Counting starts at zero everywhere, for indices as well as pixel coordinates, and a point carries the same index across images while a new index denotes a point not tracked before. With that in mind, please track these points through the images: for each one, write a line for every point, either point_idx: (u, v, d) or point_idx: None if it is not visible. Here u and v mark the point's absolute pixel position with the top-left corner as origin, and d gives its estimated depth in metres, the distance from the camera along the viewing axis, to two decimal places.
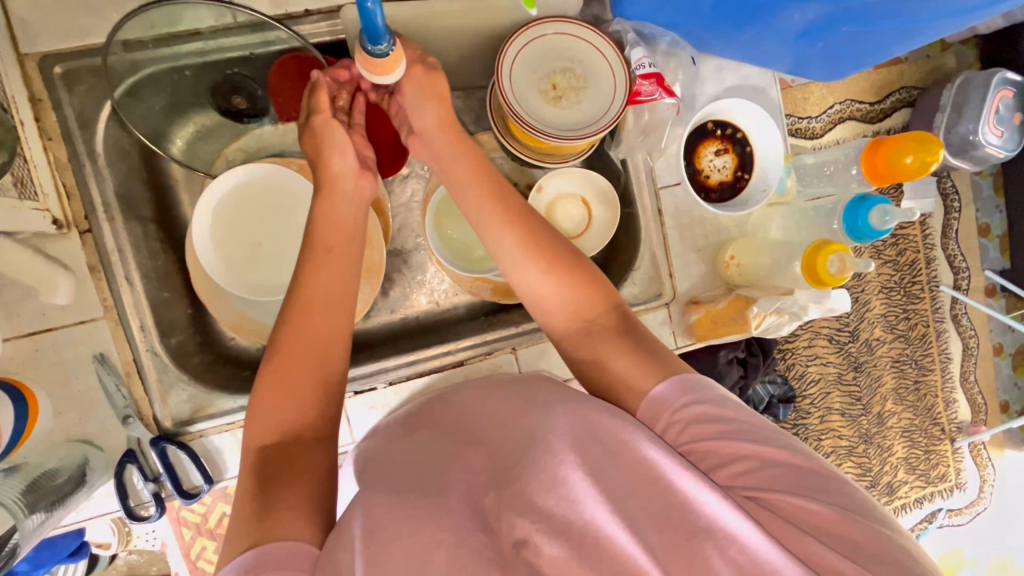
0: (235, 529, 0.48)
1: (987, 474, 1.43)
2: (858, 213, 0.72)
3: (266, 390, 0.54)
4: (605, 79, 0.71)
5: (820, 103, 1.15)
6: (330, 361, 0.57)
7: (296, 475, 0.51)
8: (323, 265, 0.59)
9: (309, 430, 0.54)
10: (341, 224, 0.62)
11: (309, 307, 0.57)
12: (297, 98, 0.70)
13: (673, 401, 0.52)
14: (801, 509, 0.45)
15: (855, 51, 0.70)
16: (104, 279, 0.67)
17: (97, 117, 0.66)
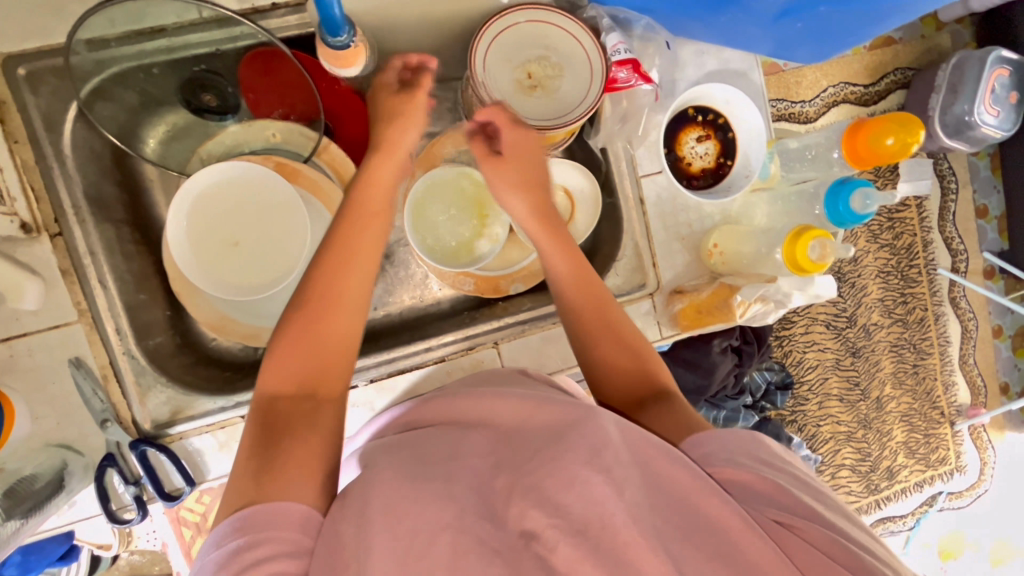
0: (238, 479, 0.49)
1: (986, 457, 1.43)
2: (840, 197, 0.71)
3: (288, 341, 0.57)
4: (582, 66, 0.70)
5: (814, 87, 1.14)
6: (352, 320, 0.59)
7: (306, 427, 0.53)
8: (365, 226, 0.62)
9: (324, 387, 0.56)
10: (380, 187, 0.65)
11: (345, 265, 0.60)
12: (275, 93, 0.71)
13: (709, 444, 0.52)
14: (829, 544, 0.45)
15: (838, 32, 0.69)
16: (76, 282, 0.66)
17: (64, 118, 0.65)
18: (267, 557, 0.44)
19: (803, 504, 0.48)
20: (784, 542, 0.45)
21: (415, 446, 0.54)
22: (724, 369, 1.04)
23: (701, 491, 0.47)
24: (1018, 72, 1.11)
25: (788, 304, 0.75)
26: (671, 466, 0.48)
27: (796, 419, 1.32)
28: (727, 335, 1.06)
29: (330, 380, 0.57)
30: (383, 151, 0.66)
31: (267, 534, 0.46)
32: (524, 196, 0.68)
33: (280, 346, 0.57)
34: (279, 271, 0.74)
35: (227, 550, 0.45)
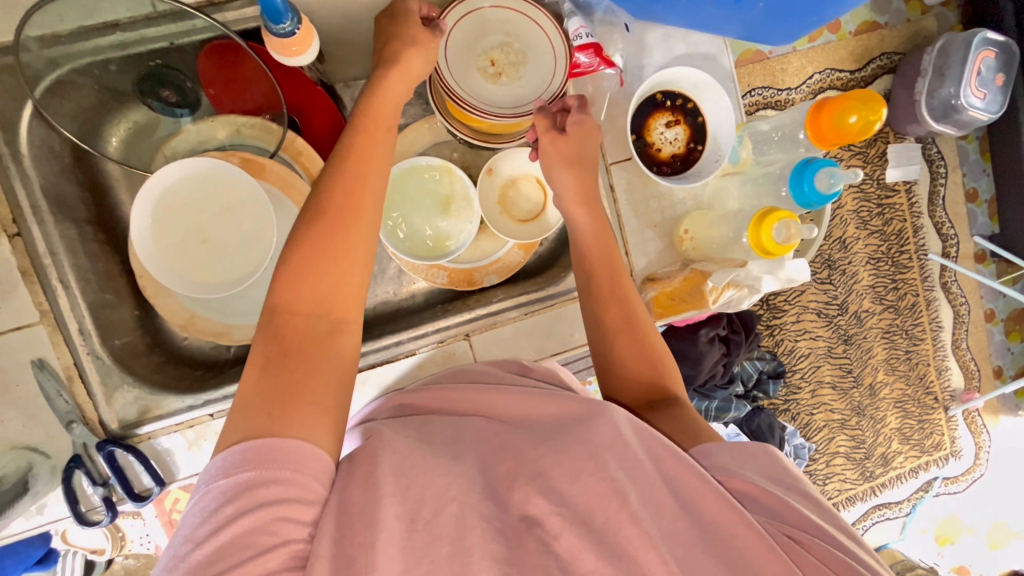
0: (246, 403, 0.45)
1: (982, 441, 1.42)
2: (803, 178, 0.70)
3: (303, 249, 0.51)
4: (545, 52, 0.69)
5: (799, 73, 1.13)
6: (371, 239, 0.54)
7: (319, 352, 0.48)
8: (377, 140, 0.57)
9: (342, 310, 0.51)
10: (387, 107, 0.59)
11: (360, 187, 0.54)
12: (233, 86, 0.70)
13: (720, 454, 0.51)
14: (838, 563, 0.44)
15: (802, 10, 0.68)
16: (38, 283, 0.66)
17: (19, 117, 0.65)
18: (281, 499, 0.42)
19: (812, 520, 0.46)
20: (794, 557, 0.44)
21: (414, 432, 0.54)
22: (712, 358, 1.04)
23: (707, 497, 0.46)
24: (1004, 53, 1.09)
25: (761, 288, 0.75)
26: (683, 470, 0.47)
27: (790, 408, 1.32)
28: (713, 323, 1.05)
29: (345, 302, 0.51)
30: (396, 69, 0.59)
31: (284, 473, 0.43)
32: (576, 174, 0.67)
33: (294, 255, 0.51)
34: (246, 270, 0.72)
35: (236, 481, 0.42)
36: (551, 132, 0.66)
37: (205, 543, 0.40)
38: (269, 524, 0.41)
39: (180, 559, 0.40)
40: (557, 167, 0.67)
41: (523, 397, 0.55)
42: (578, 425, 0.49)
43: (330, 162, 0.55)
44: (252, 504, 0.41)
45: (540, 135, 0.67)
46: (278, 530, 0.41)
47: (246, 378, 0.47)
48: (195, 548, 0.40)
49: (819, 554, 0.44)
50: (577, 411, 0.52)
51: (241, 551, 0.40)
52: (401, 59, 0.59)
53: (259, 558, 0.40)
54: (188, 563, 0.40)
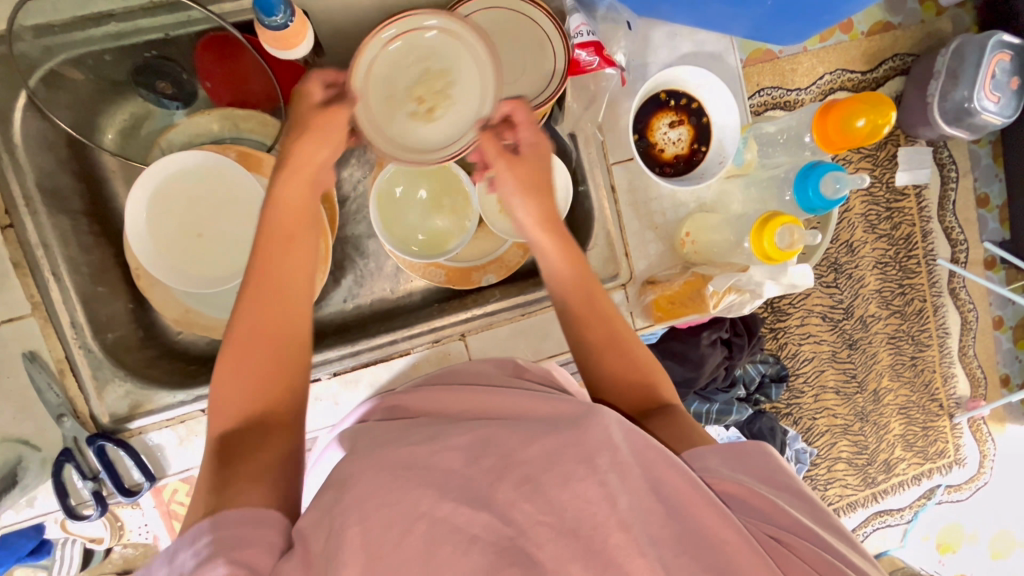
0: (196, 500, 0.49)
1: (987, 449, 1.40)
2: (807, 184, 0.68)
3: (228, 372, 0.55)
4: (477, 69, 0.64)
5: (810, 74, 1.11)
6: (299, 343, 0.57)
7: (257, 454, 0.51)
8: (293, 229, 0.58)
9: (275, 416, 0.54)
10: (291, 210, 0.59)
11: (274, 276, 0.56)
12: (232, 79, 0.69)
13: (709, 458, 0.51)
14: (825, 566, 0.45)
15: (811, 7, 0.66)
16: (30, 275, 0.65)
17: (14, 107, 0.64)
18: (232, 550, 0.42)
19: (799, 522, 0.47)
20: (781, 561, 0.45)
21: (398, 433, 0.53)
22: (714, 361, 1.02)
23: (696, 502, 0.45)
24: (1021, 56, 1.06)
25: (763, 293, 0.73)
26: (671, 472, 0.47)
27: (792, 412, 1.30)
28: (715, 326, 1.04)
29: (281, 407, 0.54)
30: (288, 168, 0.59)
31: (235, 535, 0.44)
32: (540, 203, 0.63)
33: (217, 376, 0.55)
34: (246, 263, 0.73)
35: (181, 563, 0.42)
36: (505, 155, 0.62)
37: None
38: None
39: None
40: (509, 187, 0.62)
41: (517, 401, 0.54)
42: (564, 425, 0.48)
43: (244, 273, 0.57)
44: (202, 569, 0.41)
45: (494, 163, 0.62)
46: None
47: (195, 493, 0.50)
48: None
49: (805, 557, 0.45)
50: (572, 411, 0.50)
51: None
52: (295, 159, 0.59)
53: None
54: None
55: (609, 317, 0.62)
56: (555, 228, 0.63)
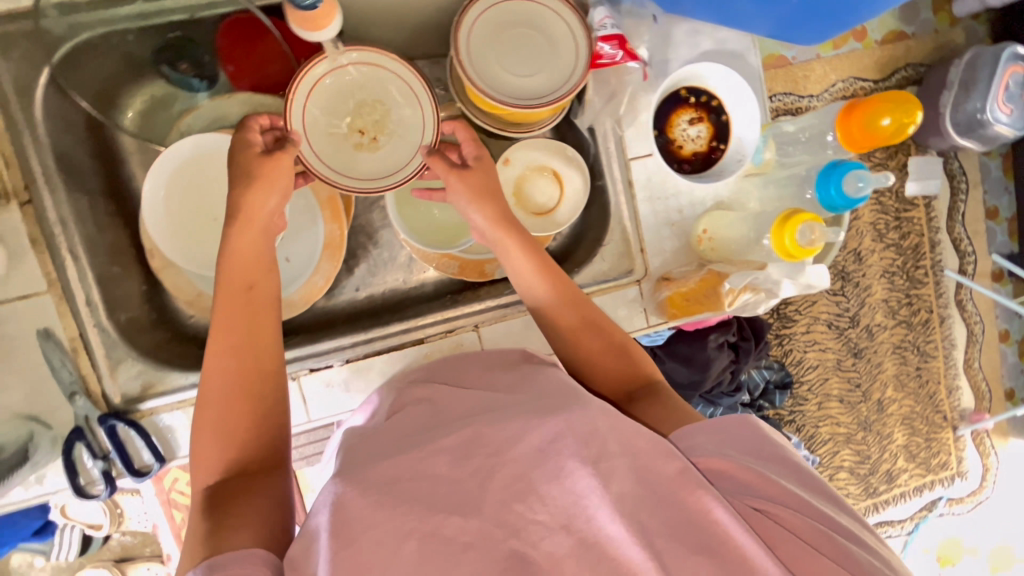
0: (189, 556, 0.46)
1: (989, 463, 1.40)
2: (830, 181, 0.69)
3: (204, 427, 0.54)
4: (411, 102, 0.68)
5: (822, 81, 1.10)
6: (271, 386, 0.56)
7: (243, 500, 0.50)
8: (245, 266, 0.58)
9: (255, 462, 0.53)
10: (245, 260, 0.59)
11: (235, 320, 0.56)
12: (256, 64, 0.71)
13: (696, 437, 0.51)
14: (817, 538, 0.44)
15: (833, 8, 0.65)
16: (47, 251, 0.65)
17: (36, 82, 0.63)
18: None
19: (789, 493, 0.46)
20: (771, 538, 0.44)
21: (395, 428, 0.55)
22: (720, 365, 1.02)
23: (684, 482, 0.45)
24: None
25: (780, 292, 0.72)
26: (661, 462, 0.46)
27: (795, 420, 1.29)
28: (723, 329, 1.03)
29: (259, 452, 0.54)
30: (244, 215, 0.59)
31: (228, 575, 0.42)
32: (493, 203, 0.65)
33: (195, 428, 0.54)
34: None
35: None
36: (455, 168, 0.65)
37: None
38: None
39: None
40: (464, 200, 0.65)
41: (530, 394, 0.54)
42: (579, 411, 0.49)
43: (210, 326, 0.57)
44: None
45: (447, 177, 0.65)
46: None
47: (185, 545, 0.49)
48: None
49: (796, 531, 0.44)
50: (589, 404, 0.50)
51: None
52: (245, 210, 0.59)
53: None
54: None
55: (592, 321, 0.64)
56: (528, 254, 0.65)
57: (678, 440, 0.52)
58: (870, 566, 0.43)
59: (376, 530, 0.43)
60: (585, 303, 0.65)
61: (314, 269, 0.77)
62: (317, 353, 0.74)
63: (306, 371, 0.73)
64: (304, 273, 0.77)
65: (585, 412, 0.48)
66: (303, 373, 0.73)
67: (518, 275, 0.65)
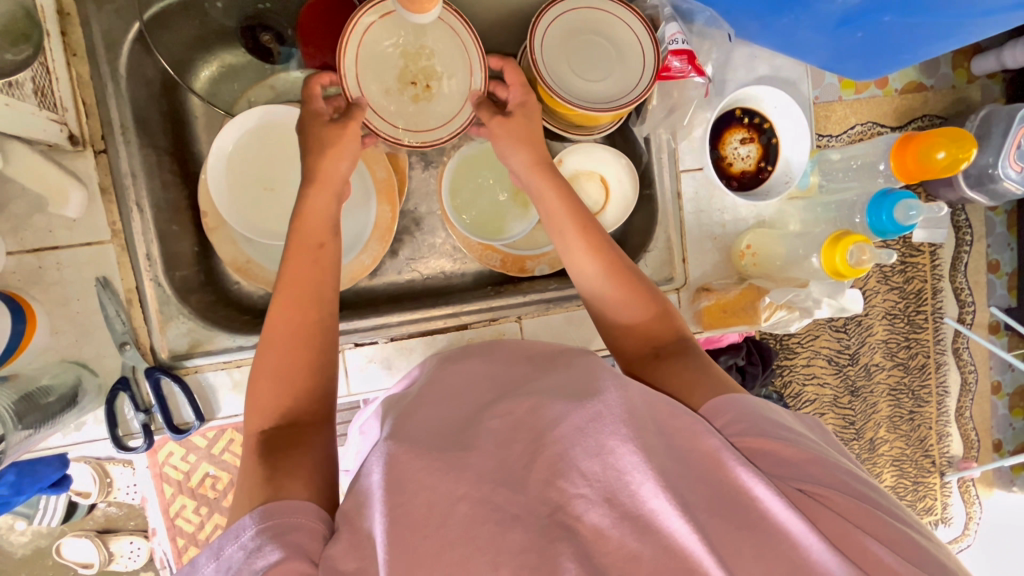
0: (243, 498, 0.48)
1: (973, 512, 1.42)
2: (882, 209, 0.73)
3: (261, 374, 0.56)
4: (456, 52, 0.69)
5: (842, 123, 1.11)
6: (328, 341, 0.58)
7: (296, 450, 0.51)
8: (309, 219, 0.61)
9: (306, 415, 0.55)
10: (315, 220, 0.61)
11: (296, 282, 0.58)
12: (330, 38, 0.70)
13: (729, 417, 0.52)
14: (854, 511, 0.46)
15: (888, 47, 0.70)
16: (114, 202, 0.66)
17: (124, 38, 0.66)
18: (268, 538, 0.43)
19: (827, 475, 0.48)
20: (812, 512, 0.46)
21: (438, 403, 0.55)
22: None
23: (724, 460, 0.47)
24: None
25: (815, 312, 0.76)
26: (702, 438, 0.48)
27: None
28: (732, 352, 1.07)
29: (309, 403, 0.55)
30: (318, 173, 0.62)
31: (284, 522, 0.45)
32: (529, 149, 0.66)
33: (256, 374, 0.56)
34: None
35: (223, 555, 0.43)
36: (497, 116, 0.66)
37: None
38: (264, 555, 0.42)
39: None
40: (507, 144, 0.66)
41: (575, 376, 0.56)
42: (624, 395, 0.49)
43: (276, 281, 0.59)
44: (252, 560, 0.42)
45: (489, 121, 0.67)
46: (273, 556, 0.42)
47: (241, 486, 0.50)
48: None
49: (831, 504, 0.46)
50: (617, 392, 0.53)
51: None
52: (320, 175, 0.62)
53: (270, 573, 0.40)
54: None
55: (666, 312, 0.63)
56: (581, 239, 0.64)
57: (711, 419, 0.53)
58: (906, 541, 0.45)
59: (435, 487, 0.44)
60: (637, 279, 0.63)
61: (363, 248, 0.77)
62: (364, 329, 0.76)
63: (351, 344, 0.75)
64: (353, 249, 0.77)
65: (627, 391, 0.50)
66: (349, 346, 0.75)
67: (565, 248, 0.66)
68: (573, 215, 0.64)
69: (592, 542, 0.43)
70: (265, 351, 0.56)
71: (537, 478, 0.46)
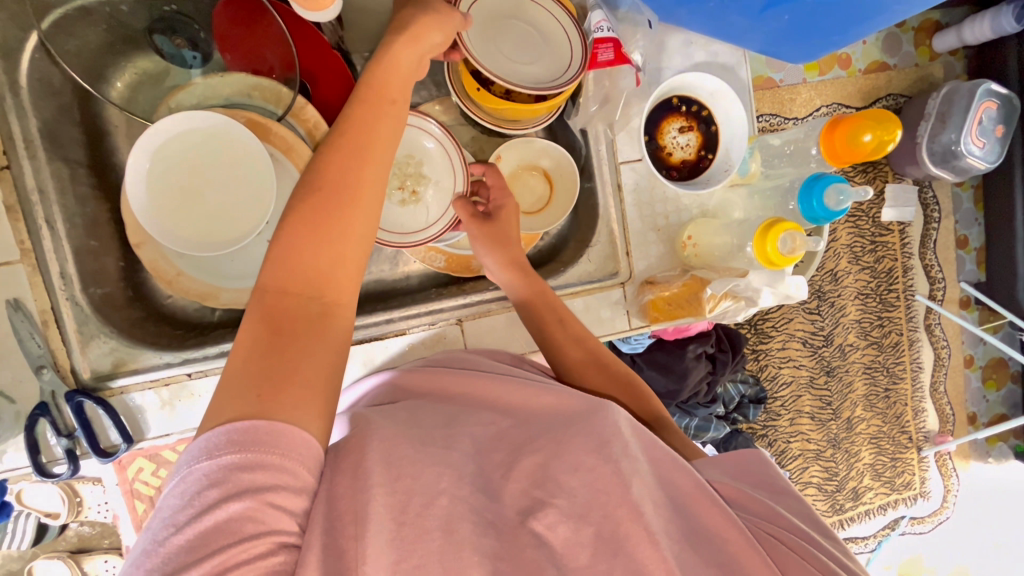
0: (235, 380, 0.43)
1: (951, 485, 1.43)
2: (812, 195, 0.73)
3: (295, 228, 0.47)
4: (440, 162, 0.73)
5: (808, 105, 1.11)
6: (372, 215, 0.50)
7: (315, 334, 0.46)
8: (382, 113, 0.51)
9: (333, 291, 0.47)
10: (398, 73, 0.53)
11: (364, 145, 0.49)
12: (245, 43, 0.69)
13: (717, 471, 0.59)
14: (821, 564, 0.49)
15: (825, 27, 0.68)
16: (23, 220, 0.64)
17: (23, 48, 0.63)
18: (268, 484, 0.40)
19: (795, 524, 0.52)
20: (780, 559, 0.49)
21: (408, 415, 0.56)
22: (696, 375, 1.04)
23: (701, 499, 0.52)
24: (1005, 105, 1.09)
25: (759, 300, 0.75)
26: (684, 478, 0.53)
27: (767, 434, 1.31)
28: (701, 340, 1.05)
29: (338, 283, 0.48)
30: (384, 64, 0.52)
31: (263, 453, 0.40)
32: (503, 250, 0.69)
33: (284, 235, 0.47)
34: (245, 229, 0.69)
35: (219, 463, 0.40)
36: (477, 218, 0.69)
37: (186, 528, 0.38)
38: (256, 512, 0.39)
39: (157, 544, 0.38)
40: (482, 245, 0.69)
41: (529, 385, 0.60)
42: (606, 415, 0.53)
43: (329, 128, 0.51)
44: (225, 498, 0.39)
45: (467, 224, 0.69)
46: (264, 518, 0.40)
47: (235, 354, 0.44)
48: (176, 533, 0.38)
49: (798, 551, 0.49)
50: (576, 407, 0.56)
51: (224, 538, 0.38)
52: (387, 53, 0.52)
53: (239, 546, 0.38)
54: (166, 548, 0.38)
55: (627, 383, 0.68)
56: (560, 326, 0.68)
57: (702, 468, 0.60)
58: None
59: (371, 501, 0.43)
60: (614, 359, 0.69)
61: None
62: None
63: None
64: None
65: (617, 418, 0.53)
66: None
67: (537, 295, 0.69)
68: (539, 294, 0.68)
69: (560, 552, 0.46)
70: (301, 218, 0.47)
71: (512, 488, 0.50)
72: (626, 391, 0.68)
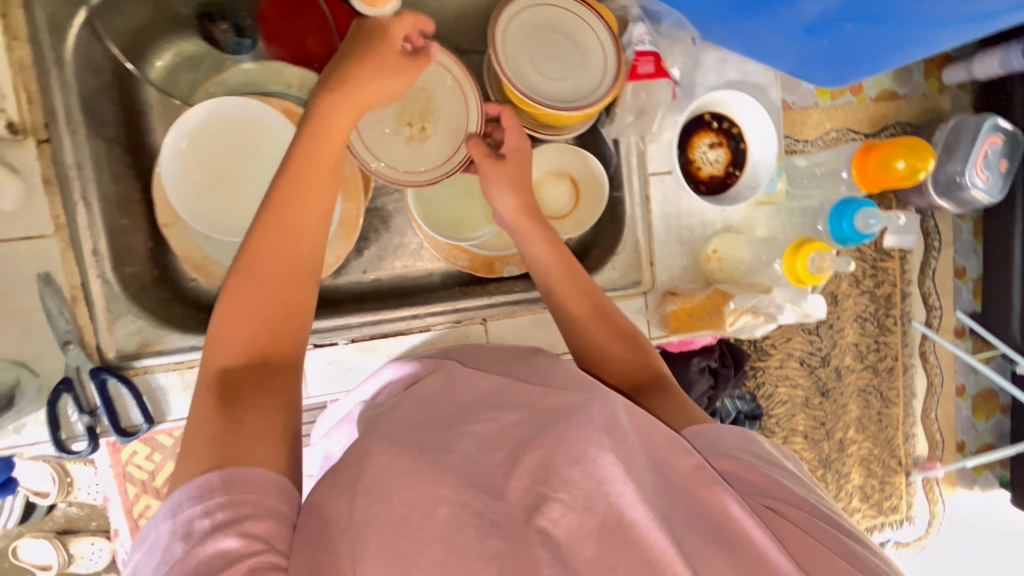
0: (194, 446, 0.45)
1: (936, 511, 1.45)
2: (844, 217, 0.75)
3: (232, 306, 0.51)
4: (452, 96, 0.73)
5: (816, 129, 1.10)
6: (306, 276, 0.54)
7: (265, 392, 0.49)
8: (313, 179, 0.55)
9: (275, 354, 0.51)
10: (335, 138, 0.57)
11: (296, 211, 0.53)
12: (290, 32, 0.71)
13: (709, 436, 0.56)
14: (813, 528, 0.49)
15: (858, 54, 0.70)
16: (59, 194, 0.63)
17: (70, 22, 0.63)
18: (234, 517, 0.41)
19: (787, 494, 0.52)
20: (779, 530, 0.48)
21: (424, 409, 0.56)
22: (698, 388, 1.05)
23: (704, 480, 0.49)
24: (1011, 141, 1.12)
25: (778, 317, 0.77)
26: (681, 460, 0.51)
27: None
28: (706, 354, 1.06)
29: (283, 343, 0.52)
30: (316, 131, 0.56)
31: (219, 492, 0.42)
32: (517, 194, 0.68)
33: (220, 316, 0.51)
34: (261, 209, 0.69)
35: (183, 518, 0.42)
36: (490, 157, 0.69)
37: None
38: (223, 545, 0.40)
39: None
40: (499, 184, 0.68)
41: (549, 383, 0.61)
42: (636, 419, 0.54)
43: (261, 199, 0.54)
44: (193, 544, 0.40)
45: (481, 162, 0.69)
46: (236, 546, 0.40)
47: (191, 439, 0.46)
48: None
49: (793, 520, 0.49)
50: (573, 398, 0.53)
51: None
52: (320, 114, 0.56)
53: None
54: None
55: (635, 338, 0.67)
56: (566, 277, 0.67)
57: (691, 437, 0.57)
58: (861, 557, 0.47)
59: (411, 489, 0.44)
60: (620, 317, 0.68)
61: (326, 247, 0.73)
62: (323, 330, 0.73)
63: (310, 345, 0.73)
64: None
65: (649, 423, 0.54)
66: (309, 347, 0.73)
67: (538, 263, 0.67)
68: (560, 259, 0.67)
69: (566, 548, 0.43)
70: (238, 292, 0.50)
71: (516, 485, 0.46)
72: (638, 349, 0.66)
